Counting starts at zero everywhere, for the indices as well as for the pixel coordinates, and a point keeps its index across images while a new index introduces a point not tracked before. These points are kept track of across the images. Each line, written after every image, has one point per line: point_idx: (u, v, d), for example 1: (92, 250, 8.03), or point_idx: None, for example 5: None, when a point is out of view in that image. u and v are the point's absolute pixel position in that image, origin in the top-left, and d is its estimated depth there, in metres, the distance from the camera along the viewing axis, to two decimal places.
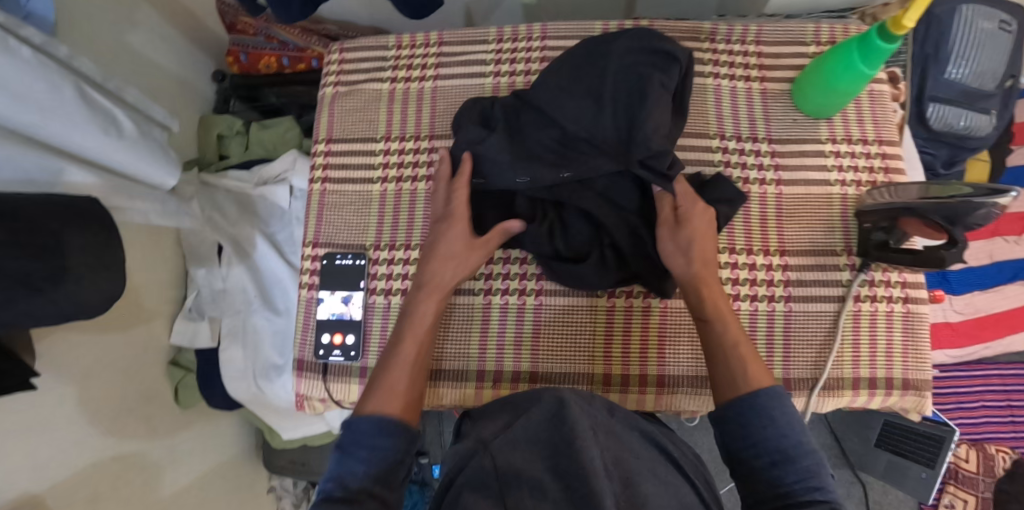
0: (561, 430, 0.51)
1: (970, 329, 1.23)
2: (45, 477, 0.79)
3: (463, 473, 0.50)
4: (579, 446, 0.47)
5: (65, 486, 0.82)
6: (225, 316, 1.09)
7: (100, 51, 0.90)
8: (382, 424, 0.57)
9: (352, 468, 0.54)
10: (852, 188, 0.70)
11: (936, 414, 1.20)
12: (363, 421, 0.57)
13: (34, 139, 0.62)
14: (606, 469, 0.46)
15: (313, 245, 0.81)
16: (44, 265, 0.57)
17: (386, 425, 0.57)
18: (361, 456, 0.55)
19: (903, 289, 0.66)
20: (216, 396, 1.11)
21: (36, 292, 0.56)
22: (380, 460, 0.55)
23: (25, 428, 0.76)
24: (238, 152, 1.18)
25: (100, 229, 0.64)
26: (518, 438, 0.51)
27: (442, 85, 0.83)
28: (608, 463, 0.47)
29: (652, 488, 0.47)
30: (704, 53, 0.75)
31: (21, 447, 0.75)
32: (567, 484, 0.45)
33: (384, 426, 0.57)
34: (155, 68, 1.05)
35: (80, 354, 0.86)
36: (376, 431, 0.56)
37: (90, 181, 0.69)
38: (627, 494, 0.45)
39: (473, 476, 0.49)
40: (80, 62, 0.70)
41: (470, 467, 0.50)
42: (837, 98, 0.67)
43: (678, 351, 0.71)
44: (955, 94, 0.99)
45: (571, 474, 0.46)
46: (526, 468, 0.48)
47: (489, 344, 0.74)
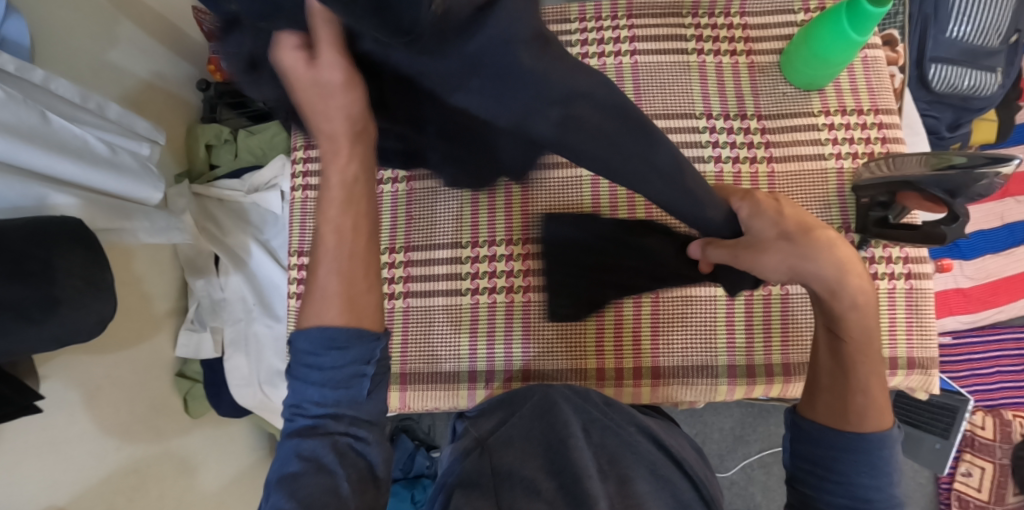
0: (556, 427, 0.52)
1: (982, 294, 1.19)
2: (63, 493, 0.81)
3: (456, 473, 0.49)
4: (572, 445, 0.48)
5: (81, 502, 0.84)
6: (227, 324, 1.10)
7: (80, 69, 0.88)
8: (329, 338, 0.43)
9: (308, 391, 0.44)
10: (848, 161, 0.67)
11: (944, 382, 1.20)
12: (306, 333, 0.44)
13: (12, 164, 0.60)
14: (599, 470, 0.46)
15: (298, 254, 0.79)
16: (35, 296, 0.57)
17: (333, 336, 0.43)
18: (315, 374, 0.44)
19: (905, 265, 0.64)
20: (224, 404, 1.12)
21: (29, 322, 0.56)
22: (334, 378, 0.44)
23: (37, 449, 0.77)
24: (228, 161, 1.16)
25: (86, 253, 0.64)
26: (511, 435, 0.52)
27: None
28: (602, 463, 0.48)
29: (648, 487, 0.46)
30: (686, 30, 0.73)
31: (35, 469, 0.76)
32: (561, 481, 0.45)
33: (335, 339, 0.43)
34: (140, 83, 1.04)
35: (90, 373, 0.86)
36: (328, 345, 0.43)
37: (79, 205, 0.69)
38: (621, 493, 0.44)
39: (468, 475, 0.47)
40: (56, 84, 0.70)
41: (455, 473, 0.49)
42: (836, 62, 0.63)
43: (672, 340, 0.70)
44: (956, 54, 0.95)
45: (565, 471, 0.46)
46: (523, 468, 0.47)
47: (478, 343, 0.73)
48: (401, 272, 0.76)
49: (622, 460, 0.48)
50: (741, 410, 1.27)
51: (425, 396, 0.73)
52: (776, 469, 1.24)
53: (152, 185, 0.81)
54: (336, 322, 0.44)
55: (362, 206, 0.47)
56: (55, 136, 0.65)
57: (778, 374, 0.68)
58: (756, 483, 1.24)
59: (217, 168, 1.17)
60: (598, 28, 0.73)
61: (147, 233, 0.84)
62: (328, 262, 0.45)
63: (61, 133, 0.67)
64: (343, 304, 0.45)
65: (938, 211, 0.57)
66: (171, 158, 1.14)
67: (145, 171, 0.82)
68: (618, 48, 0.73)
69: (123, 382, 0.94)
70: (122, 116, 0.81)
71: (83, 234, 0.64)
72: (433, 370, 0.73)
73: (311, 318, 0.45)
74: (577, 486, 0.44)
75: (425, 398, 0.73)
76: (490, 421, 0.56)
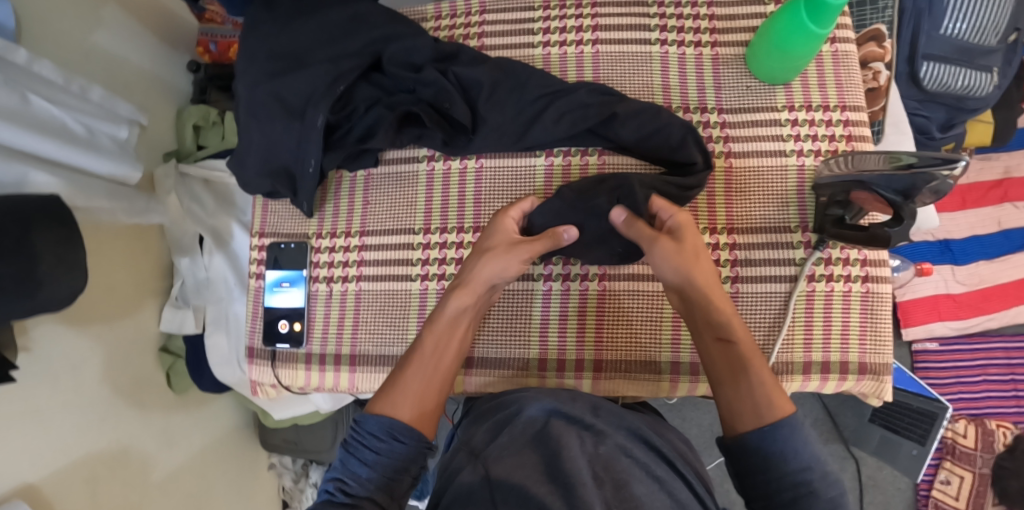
0: (548, 442, 0.52)
1: (973, 300, 1.17)
2: (43, 465, 0.75)
3: (450, 492, 0.51)
4: (566, 454, 0.49)
5: (64, 473, 0.78)
6: (210, 304, 1.04)
7: (63, 52, 0.81)
8: (392, 430, 0.55)
9: (359, 470, 0.53)
10: (810, 158, 0.66)
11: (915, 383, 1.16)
12: (372, 420, 0.56)
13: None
14: (593, 477, 0.47)
15: (260, 235, 0.80)
16: (9, 267, 0.55)
17: (396, 429, 0.55)
18: (368, 458, 0.54)
19: (863, 267, 0.63)
20: (205, 380, 1.05)
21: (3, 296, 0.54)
22: (385, 467, 0.54)
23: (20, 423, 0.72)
24: (215, 144, 1.09)
25: (61, 230, 0.60)
26: (505, 448, 0.53)
27: None
28: (596, 468, 0.49)
29: (643, 489, 0.48)
30: (651, 19, 0.72)
31: (16, 440, 0.71)
32: (554, 486, 0.47)
33: (393, 432, 0.55)
34: (127, 66, 0.95)
35: (70, 347, 0.81)
36: (384, 434, 0.55)
37: (60, 185, 0.65)
38: (619, 496, 0.46)
39: (461, 495, 0.49)
40: (41, 66, 0.67)
41: (453, 489, 0.51)
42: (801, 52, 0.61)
43: (616, 334, 0.69)
44: (951, 51, 0.92)
45: (559, 477, 0.47)
46: (513, 476, 0.48)
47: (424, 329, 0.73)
48: (354, 255, 0.76)
49: (617, 464, 0.49)
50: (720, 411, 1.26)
51: (367, 379, 0.73)
52: None
53: (132, 165, 0.78)
54: (404, 417, 0.56)
55: (450, 331, 0.64)
56: (38, 119, 0.64)
57: None
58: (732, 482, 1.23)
59: (204, 149, 1.08)
60: (561, 17, 0.74)
61: (125, 213, 0.80)
62: (422, 370, 0.60)
63: (42, 115, 0.65)
64: (415, 403, 0.58)
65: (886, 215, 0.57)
66: (156, 139, 1.04)
67: (124, 152, 0.78)
68: (581, 36, 0.73)
69: (113, 370, 0.89)
70: (106, 100, 0.77)
71: (59, 211, 0.61)
72: (380, 353, 0.73)
73: (384, 408, 0.57)
74: (571, 492, 0.45)
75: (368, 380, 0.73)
76: (483, 432, 0.57)
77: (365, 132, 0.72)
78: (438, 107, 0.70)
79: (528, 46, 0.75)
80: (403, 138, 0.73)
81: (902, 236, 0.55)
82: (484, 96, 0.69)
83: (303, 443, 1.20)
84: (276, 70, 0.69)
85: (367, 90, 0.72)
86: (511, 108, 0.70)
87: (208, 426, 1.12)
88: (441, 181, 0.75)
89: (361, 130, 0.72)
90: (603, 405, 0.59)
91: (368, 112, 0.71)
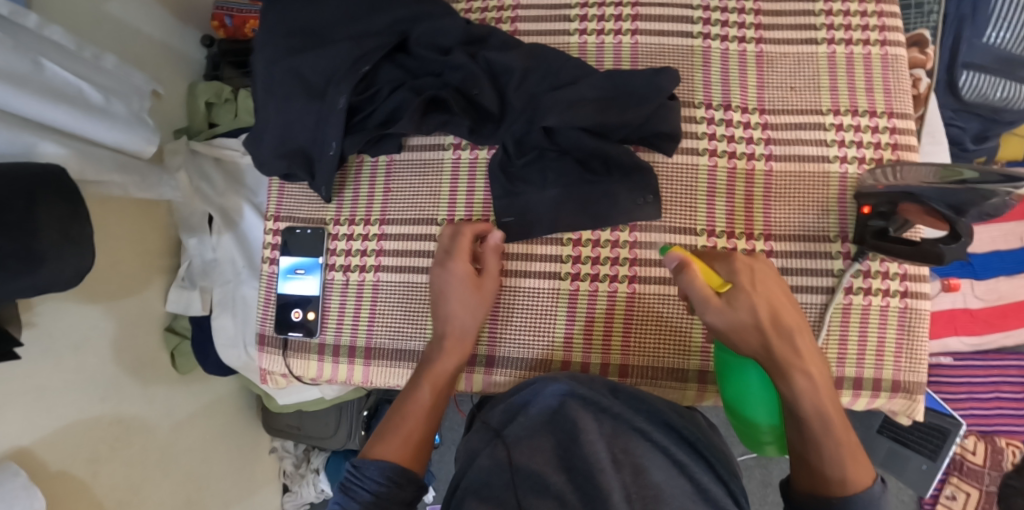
0: (565, 426, 0.51)
1: (991, 316, 1.12)
2: (38, 429, 0.72)
3: (468, 475, 0.49)
4: (584, 439, 0.48)
5: (54, 440, 0.75)
6: (216, 285, 1.01)
7: (74, 17, 0.77)
8: (392, 475, 0.55)
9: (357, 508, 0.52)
10: (853, 166, 0.66)
11: (929, 398, 1.15)
12: (371, 463, 0.55)
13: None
14: (613, 461, 0.46)
15: (275, 219, 0.77)
16: (14, 243, 0.52)
17: (393, 472, 0.55)
18: (368, 499, 0.53)
19: (902, 282, 0.64)
20: (210, 361, 1.03)
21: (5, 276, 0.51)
22: (382, 504, 0.53)
23: (18, 402, 0.69)
24: (228, 122, 1.05)
25: (69, 205, 0.57)
26: (520, 434, 0.51)
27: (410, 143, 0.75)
28: (614, 452, 0.47)
29: (661, 475, 0.46)
30: (695, 11, 0.71)
31: (11, 415, 0.69)
32: (572, 476, 0.45)
33: (389, 472, 0.55)
34: (140, 36, 0.92)
35: (68, 325, 0.77)
36: (384, 479, 0.54)
37: (68, 156, 0.62)
38: (637, 483, 0.44)
39: (481, 478, 0.47)
40: (51, 31, 0.65)
41: (470, 472, 0.49)
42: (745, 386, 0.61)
43: (643, 340, 0.67)
44: (992, 61, 0.88)
45: (576, 466, 0.46)
46: (533, 462, 0.47)
47: None
48: (373, 245, 0.74)
49: (635, 448, 0.48)
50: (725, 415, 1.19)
51: (380, 373, 0.72)
52: (757, 473, 1.16)
53: (146, 137, 0.73)
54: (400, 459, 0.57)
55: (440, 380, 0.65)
56: (49, 86, 0.60)
57: None
58: None
59: (216, 127, 1.05)
60: (600, 4, 0.73)
61: (136, 188, 0.77)
62: (414, 410, 0.61)
63: (53, 83, 0.61)
64: (413, 450, 0.58)
65: (940, 228, 0.58)
66: (167, 114, 1.01)
67: (139, 121, 0.74)
68: (619, 25, 0.72)
69: (117, 348, 0.87)
70: (120, 69, 0.74)
71: (66, 186, 0.58)
72: (396, 347, 0.72)
73: (382, 454, 0.57)
74: (590, 482, 0.44)
75: (380, 374, 0.72)
76: (499, 413, 0.57)
77: (387, 117, 0.69)
78: (463, 97, 0.67)
79: (564, 33, 0.73)
80: (427, 125, 0.69)
81: (956, 253, 0.56)
82: (517, 80, 0.66)
83: (307, 429, 1.19)
84: (298, 46, 0.67)
85: (390, 72, 0.69)
86: (540, 91, 0.66)
87: (210, 407, 1.10)
88: (467, 172, 0.73)
89: (383, 115, 0.69)
90: (622, 387, 0.57)
91: (390, 95, 0.68)
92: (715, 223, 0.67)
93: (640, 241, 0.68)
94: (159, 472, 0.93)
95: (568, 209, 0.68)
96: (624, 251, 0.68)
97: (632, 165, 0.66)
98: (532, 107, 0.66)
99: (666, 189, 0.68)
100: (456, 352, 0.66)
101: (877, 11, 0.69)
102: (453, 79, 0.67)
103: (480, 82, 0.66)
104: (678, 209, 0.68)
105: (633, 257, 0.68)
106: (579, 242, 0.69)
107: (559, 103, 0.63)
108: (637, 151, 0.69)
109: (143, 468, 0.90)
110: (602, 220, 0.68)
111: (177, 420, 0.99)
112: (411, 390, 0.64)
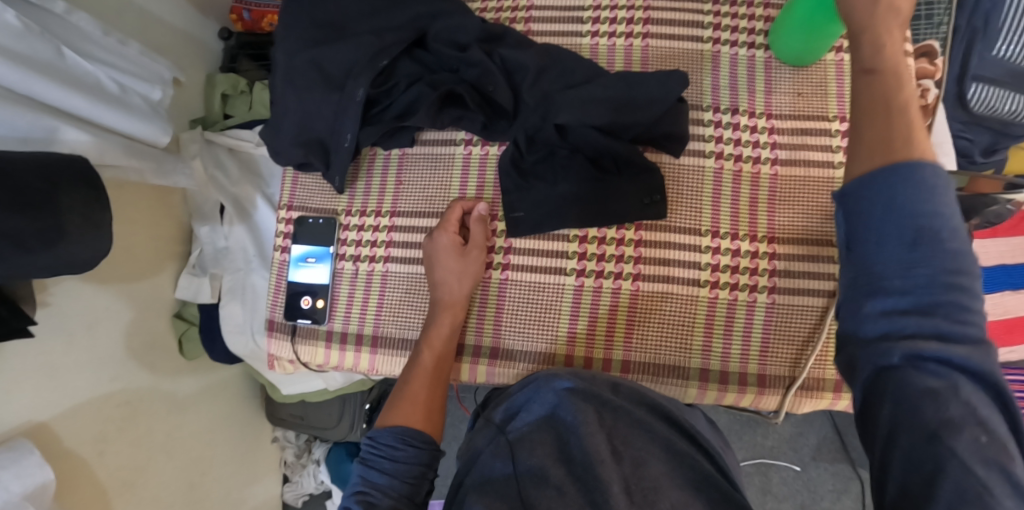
0: (567, 419, 0.51)
1: (996, 330, 1.12)
2: (49, 405, 0.74)
3: (472, 474, 0.50)
4: (584, 432, 0.48)
5: (67, 419, 0.77)
6: (226, 273, 1.02)
7: (100, 6, 0.79)
8: (404, 438, 0.60)
9: (377, 477, 0.56)
10: None
11: None
12: (387, 431, 0.60)
13: (23, 93, 0.57)
14: (614, 455, 0.47)
15: (288, 208, 0.79)
16: (35, 224, 0.53)
17: (407, 436, 0.60)
18: (387, 466, 0.57)
19: None
20: (218, 349, 1.04)
21: (25, 255, 0.53)
22: (403, 473, 0.57)
23: (29, 379, 0.71)
24: (243, 113, 1.06)
25: (89, 188, 0.59)
26: (524, 429, 0.52)
27: (421, 137, 0.76)
28: (615, 445, 0.48)
29: (662, 469, 0.47)
30: (706, 17, 0.73)
31: (21, 391, 0.70)
32: (571, 469, 0.47)
33: (407, 439, 0.60)
34: (161, 26, 0.94)
35: (81, 309, 0.79)
36: (401, 441, 0.60)
37: (87, 142, 0.64)
38: (637, 474, 0.46)
39: (483, 475, 0.49)
40: (77, 18, 0.66)
41: (475, 469, 0.50)
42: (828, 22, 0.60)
43: (646, 336, 0.68)
44: (1002, 74, 0.89)
45: (575, 460, 0.47)
46: (534, 455, 0.48)
47: None
48: (383, 236, 0.75)
49: (635, 441, 0.49)
50: (726, 419, 1.19)
51: (386, 361, 0.73)
52: (756, 480, 1.16)
53: (161, 128, 0.74)
54: (415, 425, 0.62)
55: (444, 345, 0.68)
56: (72, 73, 0.62)
57: (752, 384, 0.67)
58: None
59: (231, 119, 1.07)
60: (612, 7, 0.74)
61: (151, 174, 0.78)
62: (419, 377, 0.66)
63: (75, 70, 0.63)
64: (424, 411, 0.64)
65: None
66: (186, 103, 1.03)
67: (155, 113, 0.75)
68: (631, 29, 0.73)
69: (127, 331, 0.89)
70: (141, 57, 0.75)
71: (87, 171, 0.59)
72: (402, 336, 0.73)
73: (393, 421, 0.62)
74: (590, 474, 0.45)
75: (386, 362, 0.73)
76: (502, 409, 0.58)
77: (404, 110, 0.71)
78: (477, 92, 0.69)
79: (577, 35, 0.74)
80: (442, 118, 0.70)
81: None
82: (530, 78, 0.68)
83: (310, 419, 1.20)
84: (317, 39, 0.69)
85: (409, 66, 0.71)
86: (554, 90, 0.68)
87: (215, 395, 1.12)
88: (477, 167, 0.74)
89: (400, 107, 0.71)
90: (623, 383, 0.57)
91: (408, 89, 0.70)
92: (720, 224, 0.68)
93: (645, 240, 0.69)
94: (163, 457, 0.95)
95: (576, 207, 0.69)
96: (629, 249, 0.69)
97: (639, 164, 0.68)
98: (544, 105, 0.67)
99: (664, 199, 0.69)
100: (452, 315, 0.69)
101: None
102: (468, 75, 0.69)
103: (494, 78, 0.68)
104: (684, 210, 0.69)
105: (638, 255, 0.69)
106: (585, 239, 0.70)
107: (573, 102, 0.65)
108: (645, 151, 0.71)
109: (148, 453, 0.91)
110: (609, 218, 0.68)
111: (182, 404, 1.01)
112: (413, 358, 0.68)
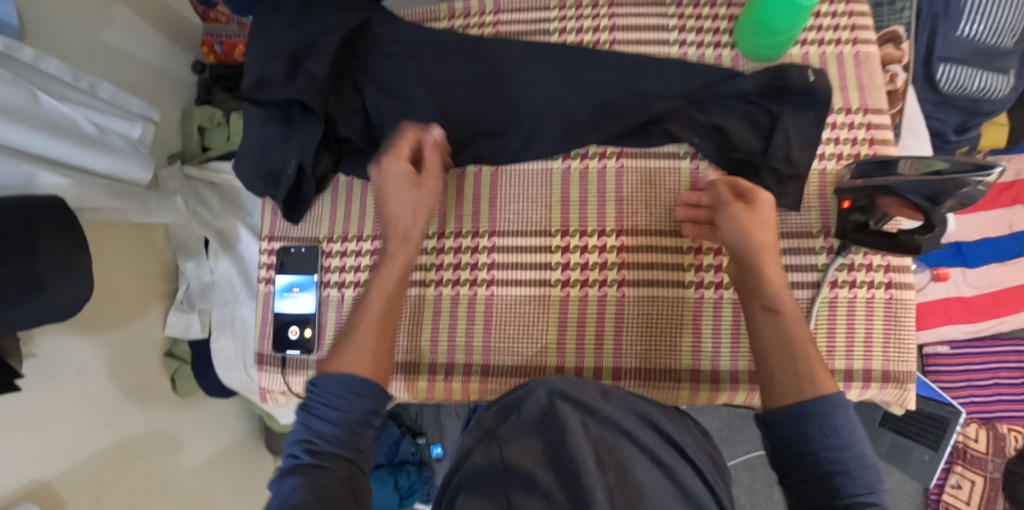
0: (555, 426, 0.51)
1: (985, 304, 1.12)
2: (47, 465, 0.73)
3: (460, 472, 0.50)
4: (570, 441, 0.48)
5: (66, 472, 0.76)
6: (214, 307, 1.01)
7: (69, 47, 0.79)
8: (348, 387, 0.54)
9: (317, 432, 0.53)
10: (832, 161, 0.69)
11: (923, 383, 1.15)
12: (328, 378, 0.55)
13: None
14: (597, 462, 0.48)
15: (270, 239, 0.79)
16: (14, 275, 0.53)
17: (354, 385, 0.54)
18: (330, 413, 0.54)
19: (886, 274, 0.68)
20: (211, 384, 1.04)
21: (8, 306, 0.52)
22: (346, 423, 0.53)
23: (19, 432, 0.69)
24: (221, 145, 1.05)
25: (68, 233, 0.58)
26: (516, 429, 0.52)
27: None
28: (600, 453, 0.49)
29: (645, 474, 0.48)
30: (670, 20, 0.73)
31: (15, 445, 0.69)
32: (559, 474, 0.47)
33: (352, 386, 0.54)
34: (134, 64, 0.94)
35: (71, 353, 0.78)
36: (340, 393, 0.54)
37: (64, 185, 0.63)
38: (621, 483, 0.46)
39: (472, 474, 0.48)
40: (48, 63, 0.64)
41: (463, 469, 0.50)
42: (797, 14, 0.61)
43: (633, 340, 0.69)
44: (967, 53, 0.91)
45: (563, 466, 0.48)
46: (523, 462, 0.48)
47: (441, 316, 0.72)
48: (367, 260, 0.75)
49: (620, 449, 0.49)
50: (727, 415, 1.19)
51: None
52: (761, 473, 1.16)
53: (144, 165, 0.74)
54: (358, 371, 0.56)
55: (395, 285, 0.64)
56: (48, 116, 0.61)
57: (744, 381, 0.67)
58: (740, 486, 1.16)
59: (211, 151, 1.05)
60: (577, 17, 0.75)
61: (136, 212, 0.77)
62: (366, 320, 0.61)
63: (52, 114, 0.62)
64: (371, 357, 0.58)
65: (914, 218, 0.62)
66: (162, 139, 1.03)
67: (135, 150, 0.74)
68: (598, 37, 0.74)
69: (119, 372, 0.88)
70: (116, 97, 0.73)
71: (66, 215, 0.59)
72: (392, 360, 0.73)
73: (340, 368, 0.56)
74: (574, 481, 0.46)
75: None
76: (492, 411, 0.56)
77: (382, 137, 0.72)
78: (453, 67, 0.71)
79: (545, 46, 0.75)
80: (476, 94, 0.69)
81: (932, 243, 0.60)
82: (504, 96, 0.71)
83: None
84: None
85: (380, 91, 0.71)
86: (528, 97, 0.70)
87: (216, 433, 1.11)
88: (456, 186, 0.74)
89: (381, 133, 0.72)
90: (612, 389, 0.56)
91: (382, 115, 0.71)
92: None
93: (627, 245, 0.70)
94: (166, 495, 0.94)
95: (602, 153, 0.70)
96: (612, 255, 0.70)
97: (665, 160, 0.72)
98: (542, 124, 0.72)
99: (637, 207, 0.70)
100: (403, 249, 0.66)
101: (846, 12, 0.71)
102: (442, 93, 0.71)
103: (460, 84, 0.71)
104: (663, 213, 0.70)
105: (622, 261, 0.70)
106: (567, 248, 0.71)
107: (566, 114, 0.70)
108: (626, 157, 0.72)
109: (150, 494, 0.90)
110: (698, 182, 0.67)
111: (180, 443, 0.99)
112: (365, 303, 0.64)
